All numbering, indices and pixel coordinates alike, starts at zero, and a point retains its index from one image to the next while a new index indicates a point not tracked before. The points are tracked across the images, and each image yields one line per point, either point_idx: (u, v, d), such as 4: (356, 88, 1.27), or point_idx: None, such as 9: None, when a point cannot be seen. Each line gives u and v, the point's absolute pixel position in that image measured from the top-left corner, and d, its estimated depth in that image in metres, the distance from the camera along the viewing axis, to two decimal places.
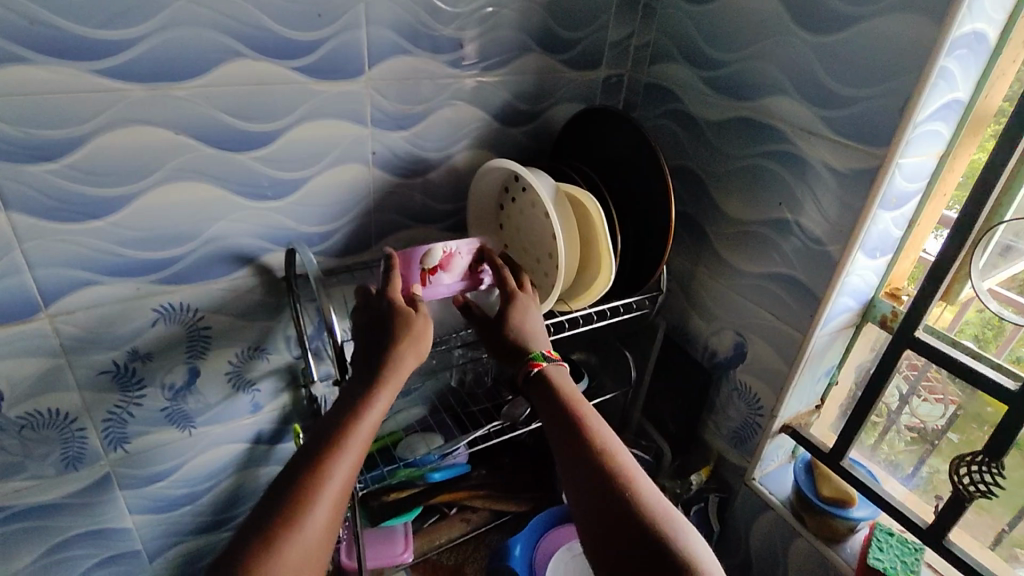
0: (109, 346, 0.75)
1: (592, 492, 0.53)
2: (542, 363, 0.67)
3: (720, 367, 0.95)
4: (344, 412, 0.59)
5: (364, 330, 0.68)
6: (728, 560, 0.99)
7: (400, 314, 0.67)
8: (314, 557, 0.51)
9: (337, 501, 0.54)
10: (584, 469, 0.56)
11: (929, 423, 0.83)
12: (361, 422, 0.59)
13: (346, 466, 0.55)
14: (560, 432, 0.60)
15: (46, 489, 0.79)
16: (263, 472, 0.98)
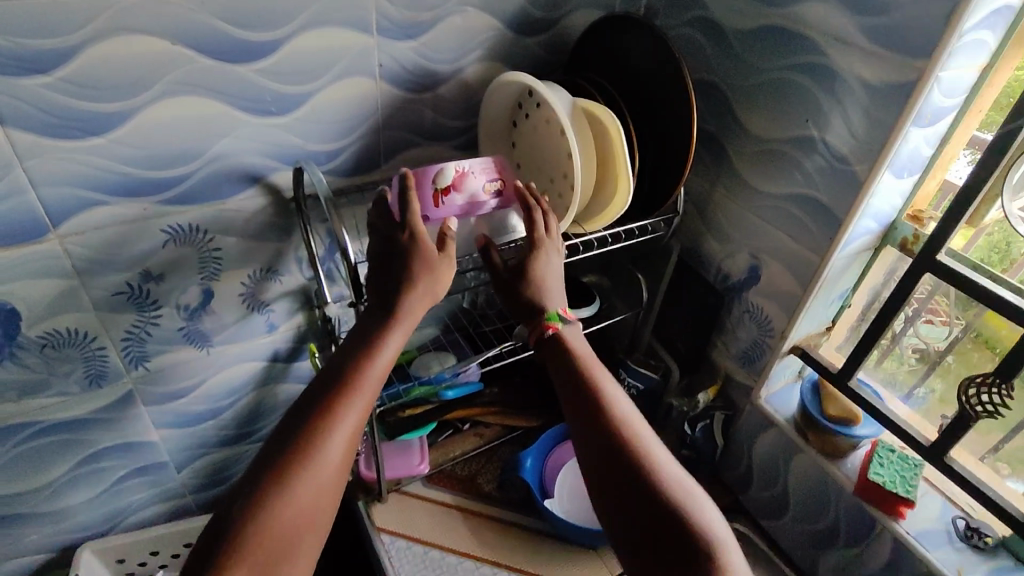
0: (122, 267, 0.74)
1: (605, 464, 0.55)
2: (558, 325, 0.67)
3: (733, 289, 0.94)
4: (354, 358, 0.59)
5: (380, 259, 0.67)
6: (730, 472, 1.03)
7: (416, 254, 0.65)
8: (329, 492, 0.54)
9: (353, 438, 0.56)
10: (597, 441, 0.56)
11: (932, 345, 0.83)
12: (375, 360, 0.59)
13: (361, 405, 0.57)
14: (573, 399, 0.60)
15: (73, 405, 0.82)
16: (282, 389, 1.00)
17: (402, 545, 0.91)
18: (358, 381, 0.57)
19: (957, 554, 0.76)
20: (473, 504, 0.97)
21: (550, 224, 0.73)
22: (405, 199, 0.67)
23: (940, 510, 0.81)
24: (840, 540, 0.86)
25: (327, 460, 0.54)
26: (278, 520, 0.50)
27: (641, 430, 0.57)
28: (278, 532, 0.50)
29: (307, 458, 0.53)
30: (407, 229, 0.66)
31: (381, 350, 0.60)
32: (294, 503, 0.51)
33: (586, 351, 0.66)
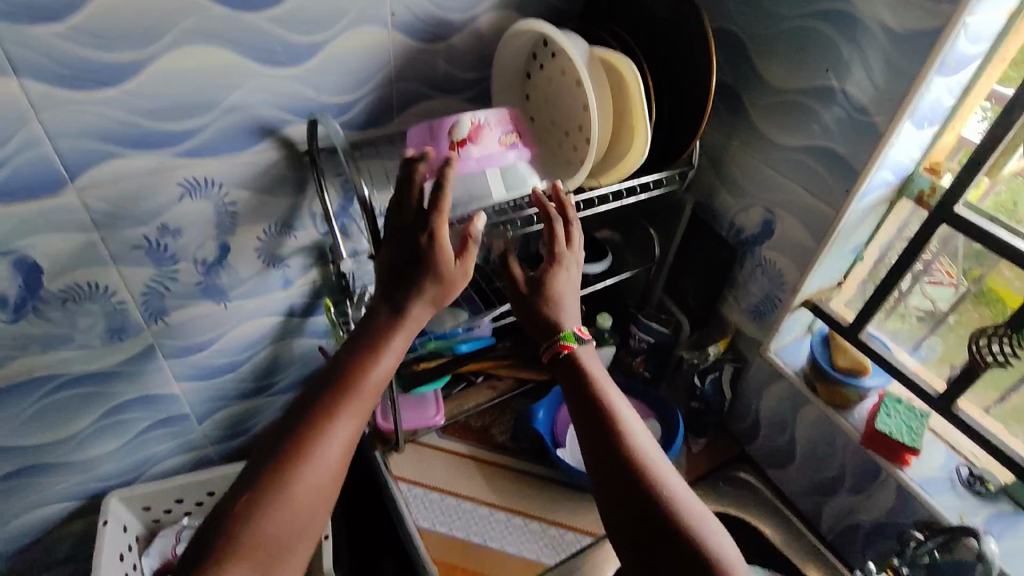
0: (139, 221, 0.75)
1: (625, 500, 0.57)
2: (573, 346, 0.67)
3: (746, 243, 0.94)
4: (348, 379, 0.59)
5: (403, 250, 0.65)
6: (737, 423, 1.05)
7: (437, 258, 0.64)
8: (320, 516, 0.55)
9: (347, 450, 0.57)
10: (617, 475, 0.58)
11: (936, 304, 0.83)
12: (368, 380, 0.60)
13: (357, 419, 0.59)
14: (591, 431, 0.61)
15: (96, 357, 0.84)
16: (298, 344, 1.02)
17: (418, 492, 0.94)
18: (353, 395, 0.59)
19: (959, 500, 0.78)
20: (485, 454, 1.00)
21: (573, 238, 0.72)
22: (439, 191, 0.64)
23: (944, 458, 0.82)
24: (845, 487, 0.89)
25: (319, 472, 0.55)
26: (271, 533, 0.52)
27: (654, 461, 0.59)
28: (268, 546, 0.52)
29: (300, 468, 0.54)
30: (430, 231, 0.64)
31: (377, 361, 0.61)
32: (285, 512, 0.53)
33: (600, 371, 0.66)
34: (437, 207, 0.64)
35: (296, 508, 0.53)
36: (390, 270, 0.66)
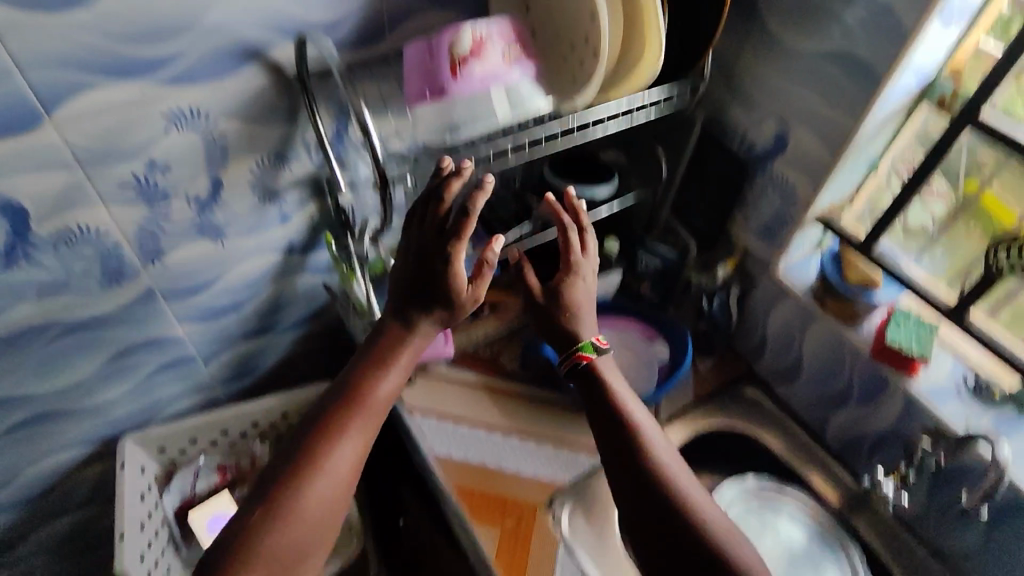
0: (125, 158, 0.71)
1: (637, 496, 0.62)
2: (591, 357, 0.73)
3: (757, 159, 0.91)
4: (356, 395, 0.70)
5: (423, 270, 0.73)
6: (742, 343, 1.06)
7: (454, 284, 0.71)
8: (328, 520, 0.65)
9: (355, 461, 0.68)
10: (630, 475, 0.64)
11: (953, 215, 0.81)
12: (372, 396, 0.71)
13: (364, 434, 0.69)
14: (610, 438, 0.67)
15: (94, 303, 0.81)
16: (300, 281, 1.00)
17: (432, 423, 0.95)
18: (360, 416, 0.69)
19: (964, 406, 0.80)
20: (496, 384, 1.01)
21: (587, 244, 0.78)
22: (462, 219, 0.70)
23: (951, 366, 0.83)
24: (851, 401, 0.91)
25: (334, 478, 0.66)
26: (290, 535, 0.62)
27: (678, 474, 0.63)
28: (288, 545, 0.62)
29: (315, 480, 0.65)
30: (447, 258, 0.70)
31: (383, 378, 0.72)
32: (305, 514, 0.63)
33: (623, 391, 0.71)
34: (459, 233, 0.70)
35: (315, 507, 0.64)
36: (414, 289, 0.73)
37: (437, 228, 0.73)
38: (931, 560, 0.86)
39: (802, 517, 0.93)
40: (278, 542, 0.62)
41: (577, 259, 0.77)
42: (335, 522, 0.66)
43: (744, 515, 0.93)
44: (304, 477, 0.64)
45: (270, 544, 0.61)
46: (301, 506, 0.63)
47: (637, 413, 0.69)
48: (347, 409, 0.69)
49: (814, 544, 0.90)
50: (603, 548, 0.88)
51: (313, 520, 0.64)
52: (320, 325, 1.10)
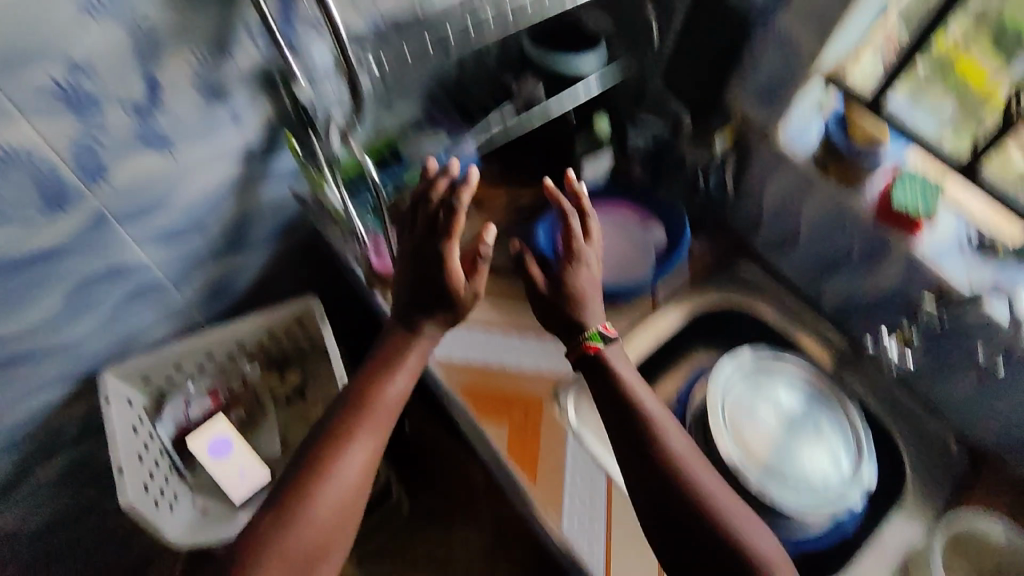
0: (39, 58, 0.60)
1: (658, 490, 0.66)
2: (599, 346, 0.75)
3: (758, 12, 0.82)
4: (367, 397, 0.76)
5: (424, 270, 0.78)
6: (736, 217, 1.02)
7: (452, 277, 0.77)
8: (342, 520, 0.69)
9: (369, 461, 0.73)
10: (651, 471, 0.67)
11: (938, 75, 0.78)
12: (384, 397, 0.76)
13: (373, 439, 0.74)
14: (627, 434, 0.70)
15: (40, 232, 0.73)
16: (265, 190, 0.92)
17: None
18: (368, 420, 0.74)
19: (966, 263, 0.78)
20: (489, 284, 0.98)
21: (591, 232, 0.82)
22: (451, 216, 0.76)
23: (955, 227, 0.80)
24: (849, 268, 0.90)
25: (347, 478, 0.70)
26: (309, 533, 0.67)
27: (685, 455, 0.67)
28: (302, 547, 0.66)
29: (327, 483, 0.69)
30: (442, 255, 0.76)
31: (392, 383, 0.77)
32: (323, 512, 0.68)
33: (634, 378, 0.73)
34: (450, 230, 0.76)
35: (333, 505, 0.69)
36: (417, 289, 0.78)
37: (429, 223, 0.78)
38: (919, 411, 0.91)
39: (798, 382, 0.94)
40: (299, 540, 0.66)
41: (582, 248, 0.81)
42: (351, 521, 0.70)
43: (743, 386, 0.92)
44: (321, 475, 0.69)
45: (292, 542, 0.66)
46: (319, 504, 0.68)
47: (648, 398, 0.72)
48: (360, 413, 0.74)
49: (811, 407, 0.92)
50: (605, 432, 0.91)
51: (331, 518, 0.68)
52: (294, 237, 1.03)
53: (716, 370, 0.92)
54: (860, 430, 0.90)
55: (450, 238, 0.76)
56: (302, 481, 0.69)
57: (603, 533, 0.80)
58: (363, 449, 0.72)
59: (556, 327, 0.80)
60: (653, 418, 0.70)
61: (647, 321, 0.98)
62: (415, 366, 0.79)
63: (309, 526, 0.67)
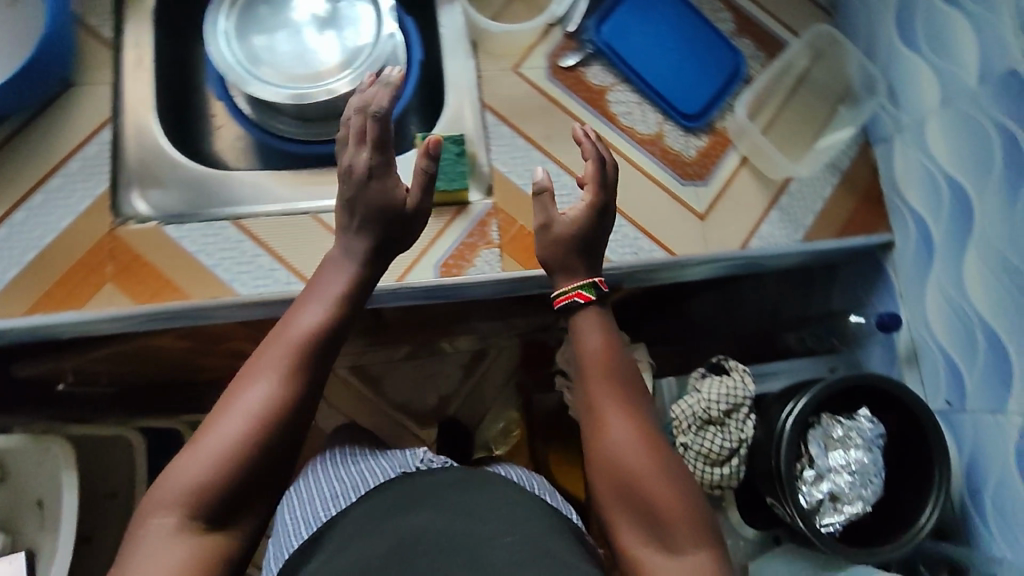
0: None
1: (605, 468, 0.61)
2: (589, 297, 0.69)
3: None
4: (281, 331, 0.62)
5: (358, 197, 0.68)
6: None
7: (389, 185, 0.68)
8: (244, 453, 0.55)
9: (284, 400, 0.58)
10: (599, 445, 0.62)
11: None
12: (293, 326, 0.62)
13: (291, 378, 0.59)
14: (585, 404, 0.65)
15: None
16: None
17: None
18: (272, 353, 0.60)
19: None
20: None
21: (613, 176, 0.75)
22: (378, 123, 0.66)
23: None
24: None
25: (252, 415, 0.57)
26: (194, 465, 0.55)
27: (626, 439, 0.61)
28: (191, 481, 0.54)
29: (229, 411, 0.57)
30: (375, 171, 0.68)
31: (301, 315, 0.63)
32: (234, 437, 0.56)
33: (597, 353, 0.66)
34: (383, 141, 0.67)
35: (233, 436, 0.56)
36: (356, 217, 0.68)
37: (356, 137, 0.68)
38: None
39: None
40: (206, 456, 0.55)
41: (588, 185, 0.72)
42: (260, 471, 0.56)
43: (247, 32, 0.82)
44: (230, 400, 0.57)
45: (200, 461, 0.55)
46: (215, 436, 0.56)
47: (599, 354, 0.66)
48: (274, 343, 0.61)
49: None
50: (195, 198, 0.78)
51: (256, 437, 0.56)
52: None
53: (208, 40, 0.80)
54: None
55: (392, 185, 0.68)
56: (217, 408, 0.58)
57: (272, 260, 0.75)
58: (292, 384, 0.59)
59: (546, 259, 0.72)
60: (595, 381, 0.65)
61: (123, 61, 0.81)
62: (337, 300, 0.65)
63: (204, 449, 0.55)
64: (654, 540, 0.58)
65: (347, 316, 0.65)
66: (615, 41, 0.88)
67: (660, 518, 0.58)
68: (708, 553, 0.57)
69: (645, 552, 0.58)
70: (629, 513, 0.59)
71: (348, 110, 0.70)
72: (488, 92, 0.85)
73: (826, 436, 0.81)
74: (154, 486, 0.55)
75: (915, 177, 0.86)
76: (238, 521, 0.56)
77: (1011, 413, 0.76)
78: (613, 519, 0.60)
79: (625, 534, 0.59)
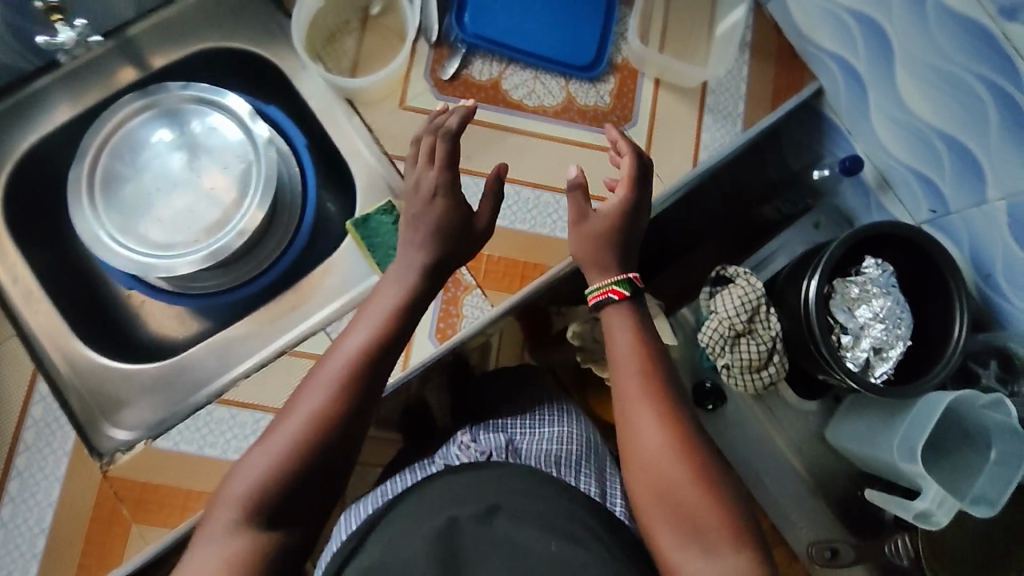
0: None
1: (646, 464, 0.61)
2: (625, 292, 0.67)
3: None
4: (336, 349, 0.62)
5: (423, 215, 0.66)
6: None
7: (456, 203, 0.66)
8: (295, 456, 0.57)
9: (339, 413, 0.59)
10: (639, 433, 0.63)
11: None
12: (346, 347, 0.62)
13: (347, 389, 0.60)
14: (624, 382, 0.65)
15: None
16: None
17: None
18: (328, 368, 0.61)
19: None
20: None
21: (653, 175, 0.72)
22: (451, 146, 0.67)
23: None
24: None
25: (304, 423, 0.58)
26: (251, 469, 0.57)
27: (665, 447, 0.61)
28: (251, 479, 0.56)
29: (285, 419, 0.59)
30: (438, 189, 0.66)
31: (354, 333, 0.63)
32: (287, 444, 0.57)
33: (628, 351, 0.66)
34: (444, 154, 0.67)
35: (284, 442, 0.57)
36: (418, 232, 0.66)
37: (426, 156, 0.68)
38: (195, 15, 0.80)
39: (129, 142, 0.76)
40: (263, 459, 0.57)
41: (622, 184, 0.70)
42: (311, 472, 0.57)
43: (131, 217, 0.75)
44: (286, 411, 0.59)
45: (257, 465, 0.57)
46: (273, 440, 0.58)
47: (634, 354, 0.66)
48: (329, 359, 0.62)
49: (162, 139, 0.77)
50: (169, 395, 0.73)
51: (310, 436, 0.58)
52: None
53: (108, 256, 0.73)
54: (178, 89, 0.76)
55: (457, 209, 0.66)
56: (278, 416, 0.61)
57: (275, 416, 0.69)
58: (348, 399, 0.59)
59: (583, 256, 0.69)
60: (626, 377, 0.65)
61: (14, 305, 0.73)
62: (387, 315, 0.64)
63: (260, 451, 0.57)
64: (699, 544, 0.58)
65: (400, 329, 0.64)
66: (485, 29, 0.82)
67: (704, 524, 0.58)
68: (748, 554, 0.58)
69: (684, 557, 0.58)
70: (669, 520, 0.59)
71: (418, 133, 0.70)
72: (386, 141, 0.78)
73: (847, 298, 0.83)
74: (222, 484, 0.58)
75: (820, 20, 0.84)
76: (294, 524, 0.57)
77: (993, 201, 0.78)
78: (651, 522, 0.60)
79: (664, 533, 0.59)
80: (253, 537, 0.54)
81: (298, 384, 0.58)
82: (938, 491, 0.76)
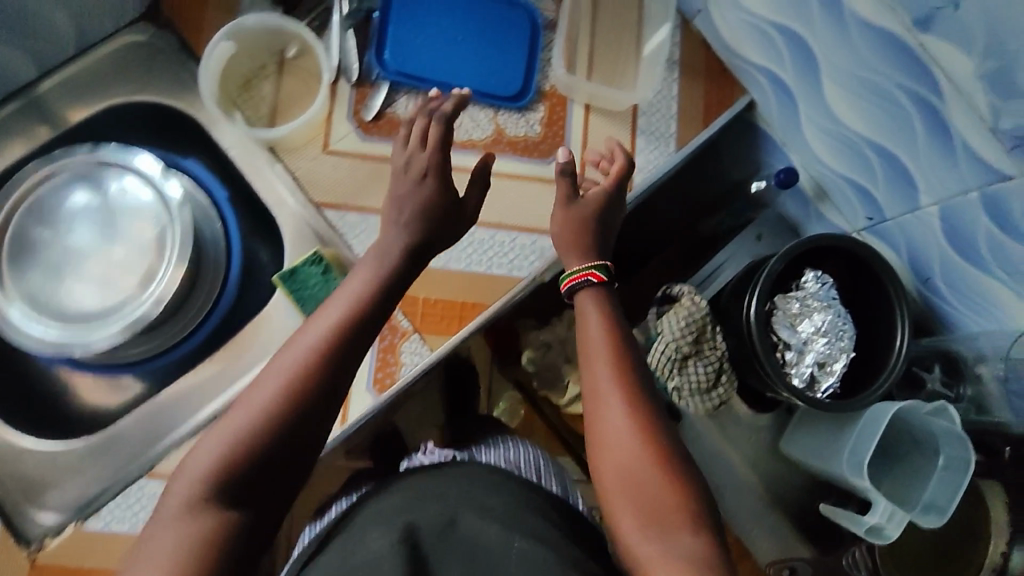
0: None
1: (608, 449, 0.57)
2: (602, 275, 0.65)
3: None
4: (313, 319, 0.57)
5: (415, 196, 0.64)
6: None
7: (444, 188, 0.65)
8: (265, 427, 0.51)
9: (316, 385, 0.53)
10: (603, 416, 0.59)
11: None
12: (323, 318, 0.57)
13: (325, 357, 0.55)
14: (594, 363, 0.61)
15: None
16: None
17: None
18: (304, 337, 0.56)
19: None
20: None
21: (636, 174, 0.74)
22: (444, 132, 0.66)
23: None
24: None
25: (277, 392, 0.52)
26: (216, 442, 0.51)
27: (629, 431, 0.57)
28: (215, 452, 0.50)
29: (256, 390, 0.53)
30: (432, 171, 0.65)
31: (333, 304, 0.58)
32: (257, 415, 0.52)
33: (596, 336, 0.62)
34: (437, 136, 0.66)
35: (255, 411, 0.52)
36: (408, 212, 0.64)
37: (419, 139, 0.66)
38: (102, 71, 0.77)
39: (37, 213, 0.73)
40: (228, 432, 0.51)
41: (610, 176, 0.71)
42: (283, 447, 0.52)
43: (44, 291, 0.72)
44: (255, 382, 0.54)
45: (220, 437, 0.51)
46: (241, 411, 0.52)
47: (605, 336, 0.62)
48: (306, 331, 0.57)
49: (72, 206, 0.74)
50: (100, 471, 0.70)
51: (276, 410, 0.52)
52: None
53: (20, 334, 0.70)
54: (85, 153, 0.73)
55: (444, 193, 0.65)
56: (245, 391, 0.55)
57: None
58: (328, 370, 0.54)
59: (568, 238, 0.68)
60: (594, 363, 0.61)
61: None
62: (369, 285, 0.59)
63: (226, 422, 0.51)
64: (657, 530, 0.53)
65: (382, 303, 0.59)
66: (406, 64, 0.80)
67: (662, 508, 0.54)
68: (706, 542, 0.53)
69: (643, 545, 0.53)
70: (630, 504, 0.55)
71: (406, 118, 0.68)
72: (312, 185, 0.76)
73: (789, 315, 0.83)
74: (180, 464, 0.52)
75: (744, 34, 0.84)
76: (259, 504, 0.51)
77: (926, 205, 0.77)
78: (612, 510, 0.55)
79: (624, 519, 0.54)
80: (211, 517, 0.48)
81: (271, 354, 0.53)
82: (886, 505, 0.77)
